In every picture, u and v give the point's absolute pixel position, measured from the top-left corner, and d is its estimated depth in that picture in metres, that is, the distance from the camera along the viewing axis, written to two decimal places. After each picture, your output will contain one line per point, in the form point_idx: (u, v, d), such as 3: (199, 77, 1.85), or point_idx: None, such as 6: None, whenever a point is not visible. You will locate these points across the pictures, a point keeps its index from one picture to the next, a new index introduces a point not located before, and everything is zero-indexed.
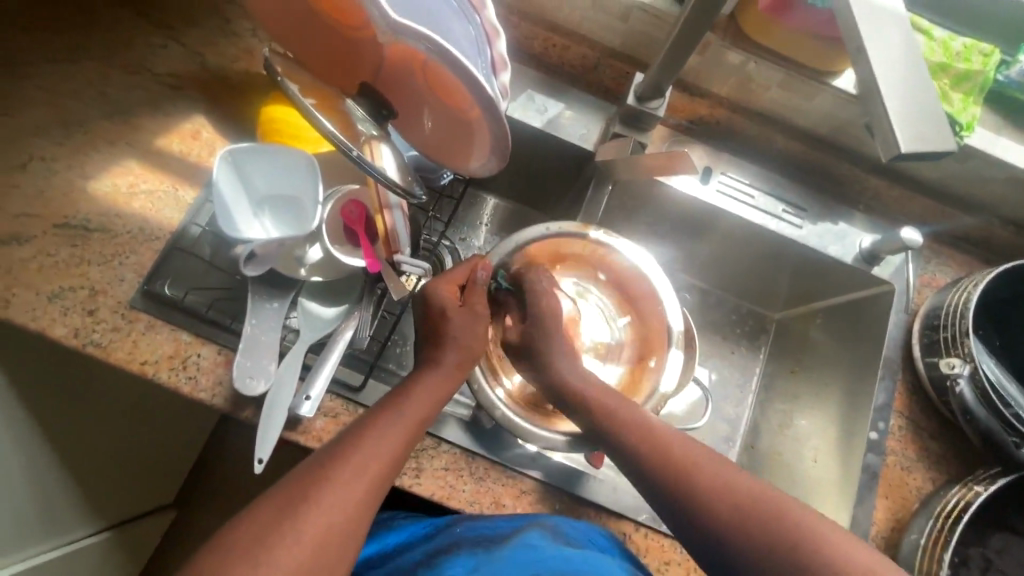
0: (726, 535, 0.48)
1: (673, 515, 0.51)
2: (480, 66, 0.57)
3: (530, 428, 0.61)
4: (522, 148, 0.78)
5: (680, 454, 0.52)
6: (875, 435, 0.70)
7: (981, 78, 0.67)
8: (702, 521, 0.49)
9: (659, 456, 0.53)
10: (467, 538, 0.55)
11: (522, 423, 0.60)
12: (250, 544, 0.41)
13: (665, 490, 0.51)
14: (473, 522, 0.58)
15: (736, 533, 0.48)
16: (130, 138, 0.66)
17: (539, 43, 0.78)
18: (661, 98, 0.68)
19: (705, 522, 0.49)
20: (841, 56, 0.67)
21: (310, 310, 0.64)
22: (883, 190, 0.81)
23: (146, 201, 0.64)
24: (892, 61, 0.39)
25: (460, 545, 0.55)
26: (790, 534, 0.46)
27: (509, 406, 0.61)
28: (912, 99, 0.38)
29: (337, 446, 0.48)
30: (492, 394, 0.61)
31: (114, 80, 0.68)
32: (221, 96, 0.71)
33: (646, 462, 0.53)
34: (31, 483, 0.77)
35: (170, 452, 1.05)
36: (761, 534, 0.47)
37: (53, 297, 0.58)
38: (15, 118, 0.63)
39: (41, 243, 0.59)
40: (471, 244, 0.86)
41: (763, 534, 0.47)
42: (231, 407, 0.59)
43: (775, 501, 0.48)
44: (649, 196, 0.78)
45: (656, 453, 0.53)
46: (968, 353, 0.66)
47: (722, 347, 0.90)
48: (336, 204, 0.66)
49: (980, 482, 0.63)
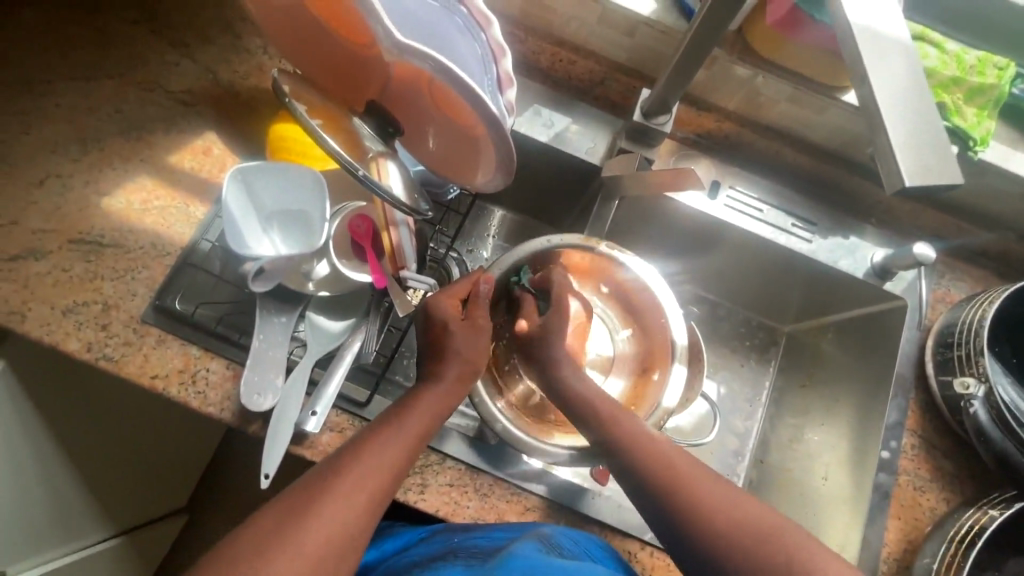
0: (739, 560, 0.48)
1: (677, 537, 0.51)
2: (486, 84, 0.57)
3: (533, 442, 0.61)
4: (529, 161, 0.79)
5: (683, 472, 0.52)
6: (886, 454, 0.68)
7: (996, 92, 0.66)
8: (710, 546, 0.49)
9: (664, 476, 0.52)
10: (463, 548, 0.55)
11: (519, 435, 0.61)
12: (250, 554, 0.42)
13: (668, 511, 0.51)
14: (470, 531, 0.58)
15: (748, 558, 0.47)
16: (143, 155, 0.67)
17: (545, 57, 0.78)
18: (668, 113, 0.67)
19: (713, 544, 0.49)
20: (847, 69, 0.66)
21: (318, 323, 0.64)
22: (896, 204, 0.80)
23: (158, 216, 0.65)
24: (899, 88, 0.38)
25: (457, 554, 0.55)
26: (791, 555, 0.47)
27: (510, 420, 0.62)
28: (918, 128, 0.37)
29: (337, 458, 0.48)
30: (494, 407, 0.61)
31: (129, 98, 0.69)
32: (232, 113, 0.72)
33: (651, 483, 0.53)
34: (44, 490, 0.78)
35: (182, 459, 1.06)
36: (777, 565, 0.47)
37: (68, 311, 0.59)
38: (34, 135, 0.65)
39: (57, 258, 0.61)
40: (478, 256, 0.86)
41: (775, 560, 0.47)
42: (239, 422, 0.60)
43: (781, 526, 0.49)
44: (656, 209, 0.77)
45: (661, 474, 0.53)
46: (983, 373, 0.64)
47: (731, 360, 0.88)
48: (343, 220, 0.67)
49: (995, 506, 0.62)
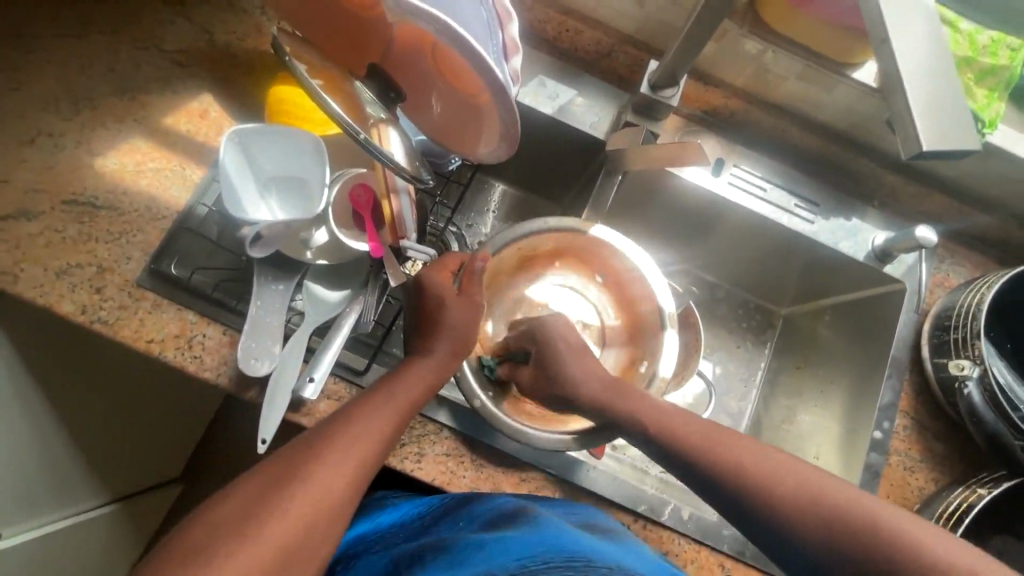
0: (760, 509, 0.49)
1: (691, 475, 0.53)
2: (492, 51, 0.55)
3: (513, 425, 0.60)
4: (532, 135, 0.77)
5: (699, 433, 0.54)
6: (878, 434, 0.69)
7: (1008, 74, 0.65)
8: (726, 492, 0.51)
9: (673, 436, 0.54)
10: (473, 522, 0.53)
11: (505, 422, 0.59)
12: (239, 513, 0.43)
13: (685, 462, 0.53)
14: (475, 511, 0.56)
15: (762, 503, 0.49)
16: (138, 116, 0.66)
17: (552, 27, 0.76)
18: (676, 86, 0.67)
19: (732, 490, 0.51)
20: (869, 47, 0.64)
21: (316, 293, 0.63)
22: (900, 186, 0.79)
23: (153, 179, 0.64)
24: (922, 50, 0.37)
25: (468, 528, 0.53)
26: (789, 500, 0.48)
27: (490, 397, 0.61)
28: (941, 92, 0.37)
29: (329, 426, 0.49)
30: (474, 382, 0.61)
31: (123, 56, 0.67)
32: (229, 76, 0.70)
33: (669, 440, 0.54)
34: (39, 453, 0.78)
35: (172, 428, 1.05)
36: (778, 505, 0.49)
37: (61, 274, 0.58)
38: (24, 92, 0.63)
39: (50, 219, 0.60)
40: (477, 231, 0.85)
41: (777, 507, 0.49)
42: (236, 388, 0.60)
43: (790, 479, 0.49)
44: (661, 186, 0.76)
45: (664, 431, 0.55)
46: (978, 356, 0.65)
47: (728, 341, 0.89)
48: (343, 186, 0.66)
49: (983, 484, 0.63)
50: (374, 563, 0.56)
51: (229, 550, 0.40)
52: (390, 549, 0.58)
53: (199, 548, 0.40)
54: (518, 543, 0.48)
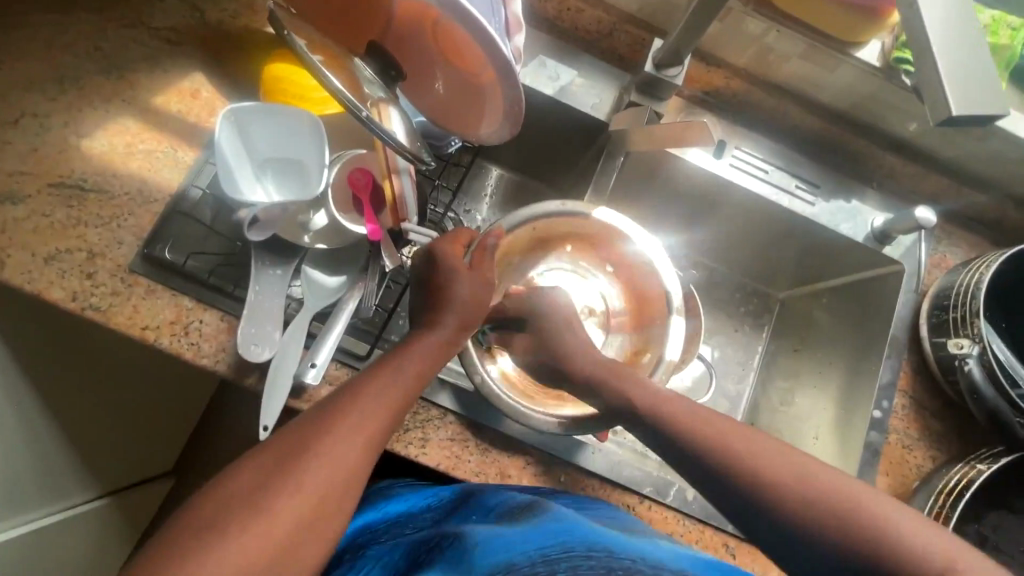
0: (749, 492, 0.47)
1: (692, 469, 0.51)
2: (495, 26, 0.54)
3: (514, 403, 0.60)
4: (532, 116, 0.76)
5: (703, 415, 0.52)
6: (878, 413, 0.70)
7: (1009, 53, 0.65)
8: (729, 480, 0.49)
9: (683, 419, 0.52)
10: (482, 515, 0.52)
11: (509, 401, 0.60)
12: (246, 492, 0.41)
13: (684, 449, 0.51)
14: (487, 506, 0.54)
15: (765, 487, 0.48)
16: (126, 96, 0.63)
17: (552, 5, 0.75)
18: (680, 65, 0.66)
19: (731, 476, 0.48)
20: (879, 25, 0.64)
21: (315, 278, 0.62)
22: (899, 167, 0.80)
23: (144, 161, 0.62)
24: (944, 18, 0.37)
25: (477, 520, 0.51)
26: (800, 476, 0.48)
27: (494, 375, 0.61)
28: (968, 58, 0.36)
29: (335, 402, 0.47)
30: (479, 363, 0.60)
31: (109, 33, 0.64)
32: (220, 55, 0.68)
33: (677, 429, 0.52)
34: (30, 445, 0.76)
35: (164, 420, 1.03)
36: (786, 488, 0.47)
37: (50, 259, 0.56)
38: (6, 70, 0.60)
39: (36, 202, 0.57)
40: (474, 216, 0.84)
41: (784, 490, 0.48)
42: (235, 374, 0.58)
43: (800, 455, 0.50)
44: (662, 168, 0.76)
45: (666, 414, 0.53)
46: (977, 334, 0.66)
47: (726, 324, 0.89)
48: (342, 169, 0.64)
49: (982, 460, 0.64)
50: (381, 557, 0.55)
51: (241, 527, 0.39)
52: (397, 539, 0.57)
53: (207, 528, 0.39)
54: (535, 535, 0.46)
